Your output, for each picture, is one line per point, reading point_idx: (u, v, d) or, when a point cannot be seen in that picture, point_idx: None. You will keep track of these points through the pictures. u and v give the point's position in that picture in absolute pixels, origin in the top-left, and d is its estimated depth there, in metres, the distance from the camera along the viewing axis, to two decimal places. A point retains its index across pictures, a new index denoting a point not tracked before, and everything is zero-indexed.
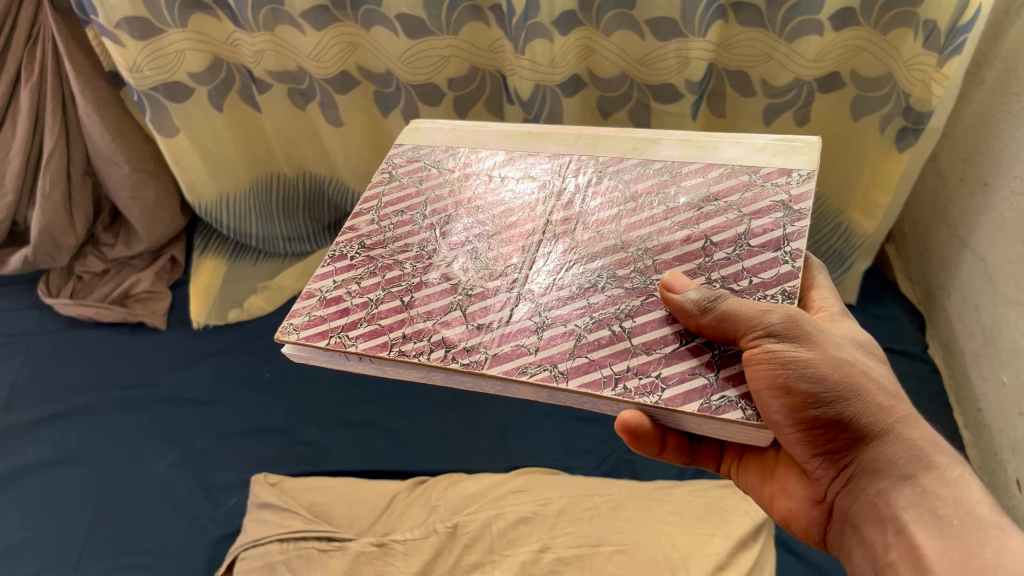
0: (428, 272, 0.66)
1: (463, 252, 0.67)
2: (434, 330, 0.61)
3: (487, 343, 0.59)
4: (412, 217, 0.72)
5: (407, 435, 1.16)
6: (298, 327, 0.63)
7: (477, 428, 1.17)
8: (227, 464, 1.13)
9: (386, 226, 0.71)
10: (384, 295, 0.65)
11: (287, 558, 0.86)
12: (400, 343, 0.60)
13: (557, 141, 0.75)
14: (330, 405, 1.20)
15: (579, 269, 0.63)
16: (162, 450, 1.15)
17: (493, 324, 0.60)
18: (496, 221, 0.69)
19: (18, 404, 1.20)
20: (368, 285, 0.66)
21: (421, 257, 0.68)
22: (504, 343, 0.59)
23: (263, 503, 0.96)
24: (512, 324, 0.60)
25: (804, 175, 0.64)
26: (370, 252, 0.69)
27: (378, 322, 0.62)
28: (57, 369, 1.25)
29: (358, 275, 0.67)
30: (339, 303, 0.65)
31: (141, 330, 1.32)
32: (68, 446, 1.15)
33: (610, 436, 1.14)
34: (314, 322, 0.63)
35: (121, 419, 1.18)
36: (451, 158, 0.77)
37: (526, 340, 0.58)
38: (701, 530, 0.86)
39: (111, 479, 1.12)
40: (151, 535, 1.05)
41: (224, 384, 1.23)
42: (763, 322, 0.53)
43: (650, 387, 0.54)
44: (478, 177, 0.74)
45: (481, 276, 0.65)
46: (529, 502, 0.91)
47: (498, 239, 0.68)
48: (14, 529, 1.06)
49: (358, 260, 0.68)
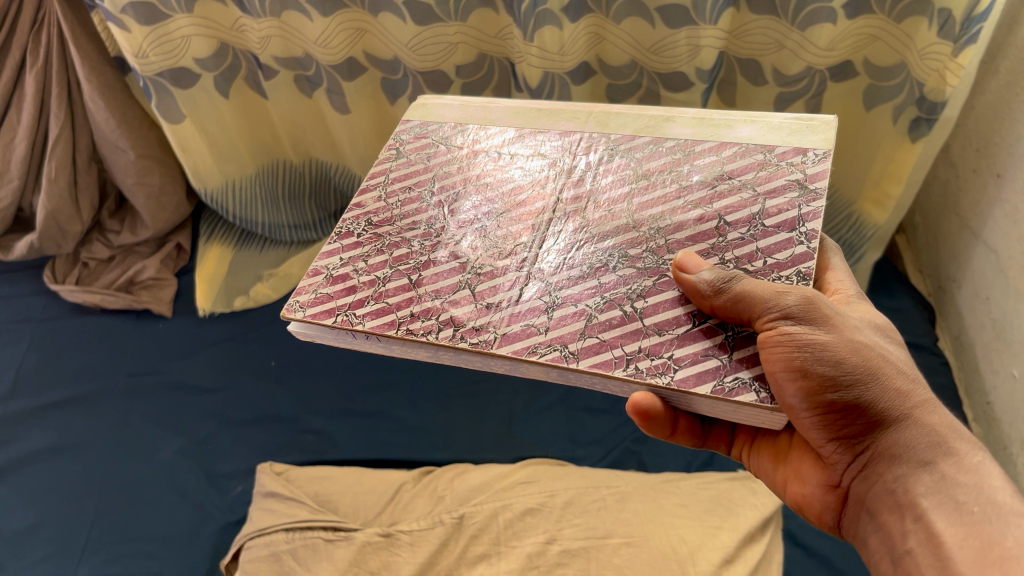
0: (436, 250, 0.65)
1: (472, 230, 0.66)
2: (444, 309, 0.60)
3: (496, 323, 0.58)
4: (420, 194, 0.71)
5: (413, 424, 1.16)
6: (304, 305, 0.62)
7: (483, 418, 1.17)
8: (232, 452, 1.13)
9: (394, 204, 0.71)
10: (391, 274, 0.64)
11: (293, 548, 0.86)
12: (408, 321, 0.60)
13: (568, 118, 0.74)
14: (336, 393, 1.20)
15: (589, 249, 0.62)
16: (168, 437, 1.14)
17: (502, 304, 0.60)
18: (505, 199, 0.68)
19: (23, 390, 1.20)
20: (375, 263, 0.65)
21: (429, 235, 0.67)
22: (513, 323, 0.58)
23: (268, 493, 0.95)
24: (521, 303, 0.59)
25: (820, 154, 0.63)
26: (377, 230, 0.68)
27: (385, 301, 0.62)
28: (62, 355, 1.25)
29: (364, 253, 0.66)
30: (347, 281, 0.64)
31: (147, 317, 1.31)
32: (73, 433, 1.15)
33: (617, 427, 1.13)
34: (320, 300, 0.63)
35: (127, 406, 1.18)
36: (460, 135, 0.76)
37: (536, 320, 0.58)
38: (708, 522, 0.86)
39: (116, 466, 1.12)
40: (157, 522, 1.05)
41: (230, 372, 1.22)
42: (779, 304, 0.52)
43: (662, 368, 0.53)
44: (486, 155, 0.73)
45: (490, 254, 0.64)
46: (535, 493, 0.91)
47: (507, 218, 0.67)
48: (20, 515, 1.06)
49: (365, 238, 0.68)
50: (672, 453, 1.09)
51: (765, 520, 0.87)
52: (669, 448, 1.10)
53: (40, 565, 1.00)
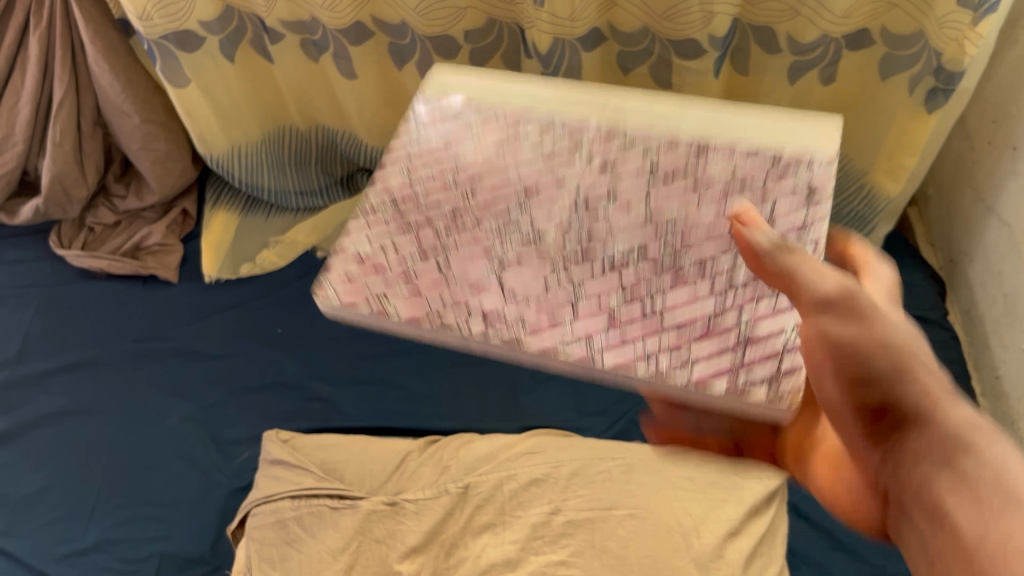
0: (483, 218, 0.56)
1: (510, 193, 0.58)
2: (491, 305, 0.51)
3: (552, 316, 0.50)
4: (462, 143, 0.63)
5: (420, 393, 1.16)
6: (339, 290, 0.53)
7: (488, 388, 1.17)
8: (237, 418, 1.13)
9: (429, 156, 0.62)
10: (420, 238, 0.55)
11: (299, 517, 0.88)
12: (444, 310, 0.51)
13: (585, 96, 0.67)
14: (342, 360, 1.19)
15: (628, 231, 0.55)
16: (174, 403, 1.14)
17: (555, 289, 0.52)
18: (549, 161, 0.60)
19: (30, 355, 1.20)
20: (407, 242, 0.55)
21: (468, 195, 0.58)
22: (569, 315, 0.50)
23: (275, 461, 0.95)
24: (578, 295, 0.51)
25: (824, 162, 0.59)
26: (406, 203, 0.58)
27: (416, 281, 0.53)
28: (69, 319, 1.25)
29: (393, 228, 0.56)
30: (379, 274, 0.53)
31: (153, 283, 1.30)
32: (79, 398, 1.15)
33: (622, 399, 1.13)
34: (353, 289, 0.53)
35: (133, 371, 1.18)
36: (479, 104, 0.67)
37: (581, 311, 0.51)
38: (712, 495, 0.84)
39: (123, 431, 1.12)
40: (164, 488, 1.06)
41: (236, 339, 1.22)
42: (819, 285, 0.46)
43: (719, 355, 0.48)
44: (531, 121, 0.64)
45: (539, 226, 0.55)
46: (541, 464, 0.90)
47: (547, 183, 0.59)
48: (28, 479, 1.07)
49: (393, 217, 0.57)
50: None
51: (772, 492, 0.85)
52: None
53: (49, 529, 1.03)
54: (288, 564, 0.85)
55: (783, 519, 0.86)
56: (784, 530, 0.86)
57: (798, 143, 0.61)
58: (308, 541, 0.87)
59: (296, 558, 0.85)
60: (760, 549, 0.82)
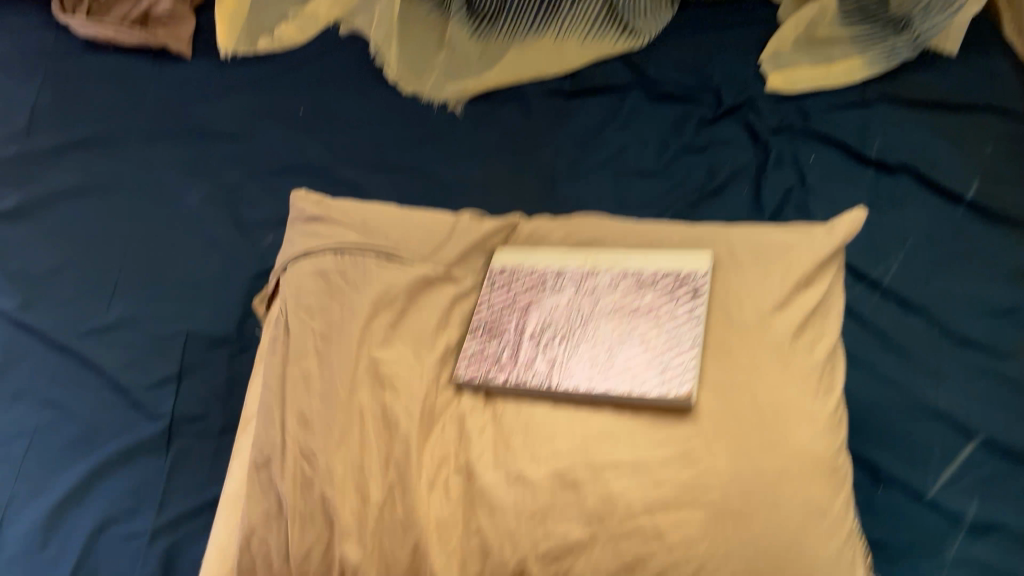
0: (580, 346, 0.70)
1: (613, 344, 0.69)
2: (571, 428, 0.65)
3: (592, 376, 0.67)
4: (563, 291, 0.74)
5: (451, 180, 1.11)
6: (464, 367, 0.70)
7: (525, 176, 1.10)
8: (261, 200, 1.11)
9: (524, 292, 0.75)
10: (531, 350, 0.71)
11: (342, 267, 0.76)
12: (529, 377, 0.68)
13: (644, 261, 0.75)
14: (368, 144, 1.15)
15: None
16: (193, 184, 1.13)
17: (613, 369, 0.67)
18: (630, 328, 0.70)
19: (41, 128, 1.18)
20: (524, 350, 0.71)
21: (570, 337, 0.71)
22: (599, 383, 0.67)
23: (311, 219, 0.81)
24: (624, 369, 0.67)
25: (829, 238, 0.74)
26: (525, 330, 0.72)
27: (518, 360, 0.70)
28: (81, 94, 1.22)
29: (503, 337, 0.72)
30: (484, 356, 0.71)
31: (164, 58, 1.27)
32: (97, 176, 1.13)
33: (669, 192, 1.06)
34: (474, 361, 0.70)
35: (150, 150, 1.16)
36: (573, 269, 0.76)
37: (640, 378, 0.66)
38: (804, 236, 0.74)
39: (144, 211, 1.10)
40: (187, 266, 1.05)
41: (257, 121, 1.19)
42: None
43: None
44: (607, 284, 0.74)
45: (624, 370, 0.67)
46: (574, 252, 0.78)
47: (620, 341, 0.70)
48: (47, 254, 1.06)
49: (500, 328, 0.73)
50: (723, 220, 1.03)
51: (824, 262, 0.72)
52: (721, 213, 1.03)
53: (71, 304, 1.02)
54: (328, 317, 0.73)
55: (840, 291, 0.73)
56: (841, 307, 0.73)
57: (810, 249, 0.73)
58: (352, 294, 0.74)
59: (339, 310, 0.73)
60: (812, 322, 0.69)
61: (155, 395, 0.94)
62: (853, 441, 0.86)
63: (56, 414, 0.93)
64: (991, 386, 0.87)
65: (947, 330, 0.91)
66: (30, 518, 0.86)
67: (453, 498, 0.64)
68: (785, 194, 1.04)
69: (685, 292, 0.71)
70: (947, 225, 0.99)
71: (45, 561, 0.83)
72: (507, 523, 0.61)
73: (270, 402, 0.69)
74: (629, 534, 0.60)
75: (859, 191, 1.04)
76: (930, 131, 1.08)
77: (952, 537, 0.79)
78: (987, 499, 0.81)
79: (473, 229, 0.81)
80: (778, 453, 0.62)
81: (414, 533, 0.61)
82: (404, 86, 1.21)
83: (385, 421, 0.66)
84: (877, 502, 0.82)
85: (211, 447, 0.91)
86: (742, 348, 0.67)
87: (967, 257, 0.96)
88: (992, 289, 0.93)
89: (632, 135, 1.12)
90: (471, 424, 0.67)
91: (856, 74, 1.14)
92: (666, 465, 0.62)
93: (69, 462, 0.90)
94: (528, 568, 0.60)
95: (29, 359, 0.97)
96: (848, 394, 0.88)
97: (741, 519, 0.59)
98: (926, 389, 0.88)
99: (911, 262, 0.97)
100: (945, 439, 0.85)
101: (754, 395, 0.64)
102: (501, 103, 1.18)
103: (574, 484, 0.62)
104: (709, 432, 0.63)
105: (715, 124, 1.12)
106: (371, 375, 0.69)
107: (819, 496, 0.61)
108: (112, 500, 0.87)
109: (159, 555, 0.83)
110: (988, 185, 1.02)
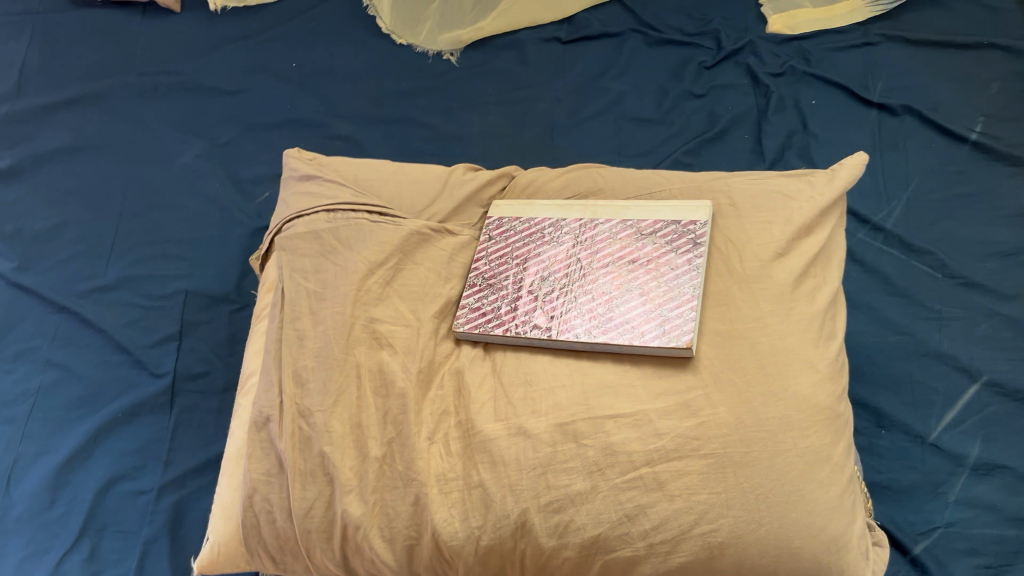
0: (579, 296, 0.70)
1: (609, 297, 0.69)
2: (574, 380, 0.65)
3: (594, 326, 0.67)
4: (557, 246, 0.74)
5: (448, 132, 1.09)
6: (464, 322, 0.71)
7: (523, 126, 1.09)
8: (256, 156, 1.09)
9: (521, 246, 0.75)
10: (528, 304, 0.71)
11: (335, 228, 0.74)
12: (528, 329, 0.69)
13: (645, 209, 0.74)
14: (363, 97, 1.14)
15: None
16: (188, 141, 1.11)
17: (612, 319, 0.67)
18: (625, 275, 0.70)
19: (29, 88, 1.17)
20: (522, 303, 0.71)
21: (567, 287, 0.71)
22: (600, 332, 0.66)
23: (305, 177, 0.80)
24: (622, 318, 0.67)
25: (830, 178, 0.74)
26: (520, 283, 0.73)
27: (515, 312, 0.70)
28: (68, 51, 1.20)
29: (498, 291, 0.72)
30: (482, 309, 0.71)
31: (152, 12, 1.24)
32: (88, 134, 1.12)
33: (668, 138, 1.05)
34: (474, 316, 0.71)
35: (141, 109, 1.15)
36: (570, 220, 0.76)
37: (635, 330, 0.66)
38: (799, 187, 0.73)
39: (136, 169, 1.09)
40: (183, 224, 1.04)
41: (248, 75, 1.17)
42: None
43: None
44: (607, 236, 0.73)
45: (622, 320, 0.66)
46: (572, 204, 0.77)
47: (617, 293, 0.69)
48: (42, 216, 1.05)
49: (497, 283, 0.73)
50: (726, 168, 1.01)
51: (825, 210, 0.72)
52: (725, 162, 1.02)
53: (68, 265, 1.01)
54: (322, 277, 0.71)
55: (840, 239, 0.73)
56: (841, 254, 0.72)
57: (811, 194, 0.72)
58: (345, 253, 0.72)
59: (332, 270, 0.71)
60: (812, 270, 0.69)
61: (157, 352, 0.94)
62: (856, 387, 0.86)
63: (60, 374, 0.93)
64: (994, 328, 0.87)
65: (950, 273, 0.90)
66: (37, 476, 0.87)
67: (452, 452, 0.64)
68: (787, 139, 1.02)
69: (685, 243, 0.70)
70: (951, 166, 0.98)
71: (54, 518, 0.84)
72: (508, 475, 0.61)
73: (268, 364, 0.68)
74: (629, 484, 0.60)
75: (862, 134, 1.02)
76: (934, 71, 1.06)
77: (954, 479, 0.79)
78: (989, 441, 0.81)
79: (466, 182, 0.82)
80: (779, 402, 0.61)
81: (415, 487, 0.62)
82: (398, 37, 1.18)
83: (383, 378, 0.66)
84: (879, 446, 0.82)
85: (215, 405, 0.91)
86: (740, 296, 0.67)
87: (972, 198, 0.95)
88: (996, 231, 0.92)
89: (630, 82, 1.10)
90: (471, 378, 0.67)
91: (858, 14, 1.11)
92: (667, 416, 0.62)
93: (75, 421, 0.91)
94: (529, 518, 0.60)
95: (30, 319, 0.97)
96: (853, 342, 0.88)
97: (742, 468, 0.59)
98: (929, 334, 0.87)
99: (915, 205, 0.96)
100: (949, 381, 0.84)
101: (754, 343, 0.64)
102: (497, 51, 1.16)
103: (575, 436, 0.62)
104: (708, 381, 0.63)
105: (715, 69, 1.10)
106: (368, 334, 0.68)
107: (821, 443, 0.60)
108: (119, 458, 0.88)
109: (166, 512, 0.84)
110: (996, 126, 1.00)
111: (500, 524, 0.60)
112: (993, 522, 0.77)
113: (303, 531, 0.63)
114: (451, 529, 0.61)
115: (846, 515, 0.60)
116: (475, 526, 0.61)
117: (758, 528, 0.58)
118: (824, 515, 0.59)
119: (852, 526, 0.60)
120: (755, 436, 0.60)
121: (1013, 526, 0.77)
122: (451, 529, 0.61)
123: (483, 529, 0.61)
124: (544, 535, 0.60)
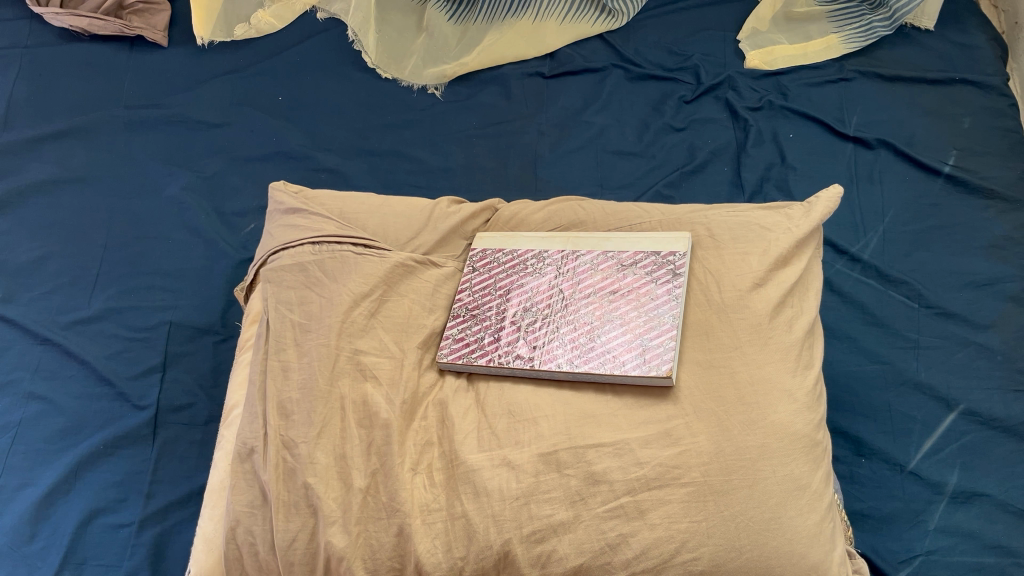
0: (559, 327, 0.71)
1: (587, 328, 0.70)
2: (553, 411, 0.66)
3: (577, 360, 0.67)
4: (542, 277, 0.75)
5: (433, 165, 1.11)
6: (449, 352, 0.72)
7: (507, 159, 1.10)
8: (242, 189, 1.11)
9: (504, 276, 0.77)
10: (511, 335, 0.72)
11: (320, 260, 0.74)
12: (509, 359, 0.70)
13: (626, 241, 0.75)
14: (349, 130, 1.15)
15: None
16: (174, 174, 1.12)
17: (594, 349, 0.68)
18: (607, 308, 0.71)
19: (17, 121, 1.18)
20: (506, 334, 0.72)
21: (549, 318, 0.72)
22: (583, 365, 0.67)
23: (290, 211, 0.81)
24: (605, 348, 0.68)
25: (803, 209, 0.75)
26: (504, 313, 0.74)
27: (499, 341, 0.71)
28: (55, 83, 1.21)
29: (483, 322, 0.73)
30: (465, 339, 0.72)
31: (140, 46, 1.26)
32: (74, 166, 1.13)
33: (650, 171, 1.06)
34: (458, 347, 0.72)
35: (129, 142, 1.16)
36: (551, 254, 0.77)
37: (618, 359, 0.66)
38: (777, 218, 0.74)
39: (122, 201, 1.10)
40: (170, 257, 1.05)
41: (234, 108, 1.18)
42: None
43: None
44: (586, 267, 0.74)
45: (604, 353, 0.67)
46: (555, 236, 0.78)
47: (598, 325, 0.69)
48: (27, 248, 1.06)
49: (481, 314, 0.74)
50: (706, 200, 1.03)
51: (801, 241, 0.73)
52: (703, 195, 1.04)
53: (52, 296, 1.02)
54: (307, 308, 0.72)
55: (817, 270, 0.74)
56: (820, 284, 0.74)
57: (785, 227, 0.73)
58: (330, 284, 0.73)
59: (318, 302, 0.72)
60: (789, 299, 0.70)
61: (142, 385, 0.94)
62: (835, 417, 0.87)
63: (43, 407, 0.93)
64: (970, 357, 0.88)
65: (927, 303, 0.92)
66: (18, 509, 0.86)
67: (436, 483, 0.64)
68: (765, 172, 1.04)
69: (664, 273, 0.71)
70: (926, 198, 1.00)
71: (34, 552, 0.84)
72: (491, 506, 0.62)
73: (252, 397, 0.68)
74: (611, 513, 0.61)
75: (839, 166, 1.04)
76: (908, 106, 1.09)
77: (933, 507, 0.80)
78: (968, 469, 0.82)
79: (450, 216, 0.83)
80: (758, 430, 0.62)
81: (399, 518, 0.62)
82: (384, 71, 1.19)
83: (367, 410, 0.66)
84: (860, 474, 0.83)
85: (198, 436, 0.91)
86: (719, 326, 0.68)
87: (946, 228, 0.97)
88: (971, 262, 0.94)
89: (612, 116, 1.13)
90: (455, 409, 0.68)
91: (834, 50, 1.14)
92: (648, 445, 0.63)
93: (56, 454, 0.90)
94: (512, 549, 0.60)
95: (13, 350, 0.97)
96: (832, 370, 0.89)
97: (722, 496, 0.60)
98: (907, 362, 0.88)
99: (891, 237, 0.97)
100: (927, 410, 0.86)
101: (733, 371, 0.65)
102: (482, 86, 1.19)
103: (558, 466, 0.63)
104: (689, 411, 0.64)
105: (695, 103, 1.12)
106: (353, 365, 0.69)
107: (799, 470, 0.61)
108: (100, 491, 0.87)
109: (148, 545, 0.84)
110: (969, 158, 1.02)
111: (482, 555, 0.61)
112: (973, 549, 0.78)
113: (285, 564, 0.63)
114: (434, 559, 0.61)
115: (826, 542, 0.61)
116: (458, 557, 0.61)
117: (739, 556, 0.59)
118: (804, 542, 0.60)
119: (832, 552, 0.61)
120: (735, 464, 0.61)
121: (992, 553, 0.78)
122: (435, 560, 0.61)
123: (466, 560, 0.61)
124: (527, 565, 0.60)
